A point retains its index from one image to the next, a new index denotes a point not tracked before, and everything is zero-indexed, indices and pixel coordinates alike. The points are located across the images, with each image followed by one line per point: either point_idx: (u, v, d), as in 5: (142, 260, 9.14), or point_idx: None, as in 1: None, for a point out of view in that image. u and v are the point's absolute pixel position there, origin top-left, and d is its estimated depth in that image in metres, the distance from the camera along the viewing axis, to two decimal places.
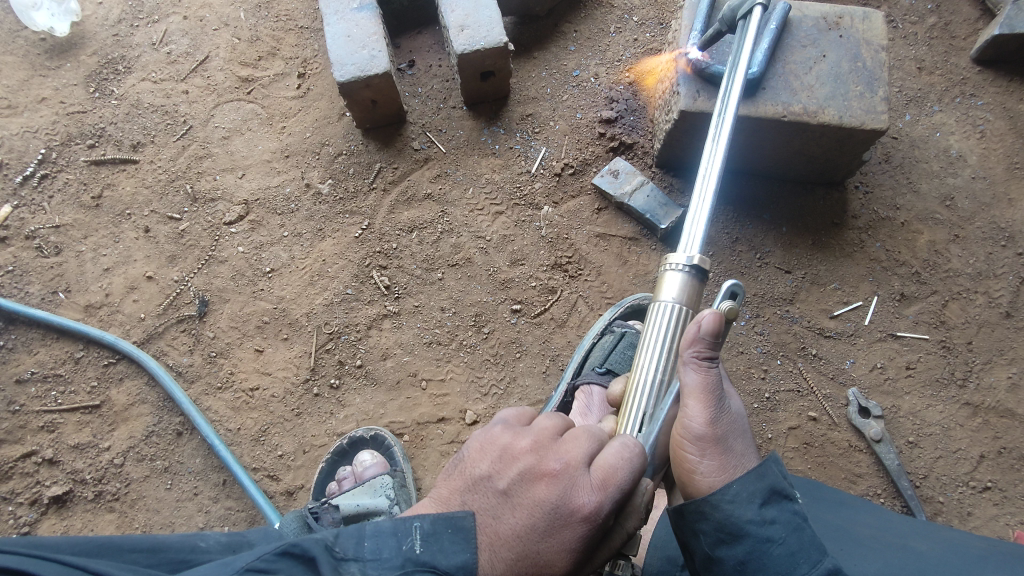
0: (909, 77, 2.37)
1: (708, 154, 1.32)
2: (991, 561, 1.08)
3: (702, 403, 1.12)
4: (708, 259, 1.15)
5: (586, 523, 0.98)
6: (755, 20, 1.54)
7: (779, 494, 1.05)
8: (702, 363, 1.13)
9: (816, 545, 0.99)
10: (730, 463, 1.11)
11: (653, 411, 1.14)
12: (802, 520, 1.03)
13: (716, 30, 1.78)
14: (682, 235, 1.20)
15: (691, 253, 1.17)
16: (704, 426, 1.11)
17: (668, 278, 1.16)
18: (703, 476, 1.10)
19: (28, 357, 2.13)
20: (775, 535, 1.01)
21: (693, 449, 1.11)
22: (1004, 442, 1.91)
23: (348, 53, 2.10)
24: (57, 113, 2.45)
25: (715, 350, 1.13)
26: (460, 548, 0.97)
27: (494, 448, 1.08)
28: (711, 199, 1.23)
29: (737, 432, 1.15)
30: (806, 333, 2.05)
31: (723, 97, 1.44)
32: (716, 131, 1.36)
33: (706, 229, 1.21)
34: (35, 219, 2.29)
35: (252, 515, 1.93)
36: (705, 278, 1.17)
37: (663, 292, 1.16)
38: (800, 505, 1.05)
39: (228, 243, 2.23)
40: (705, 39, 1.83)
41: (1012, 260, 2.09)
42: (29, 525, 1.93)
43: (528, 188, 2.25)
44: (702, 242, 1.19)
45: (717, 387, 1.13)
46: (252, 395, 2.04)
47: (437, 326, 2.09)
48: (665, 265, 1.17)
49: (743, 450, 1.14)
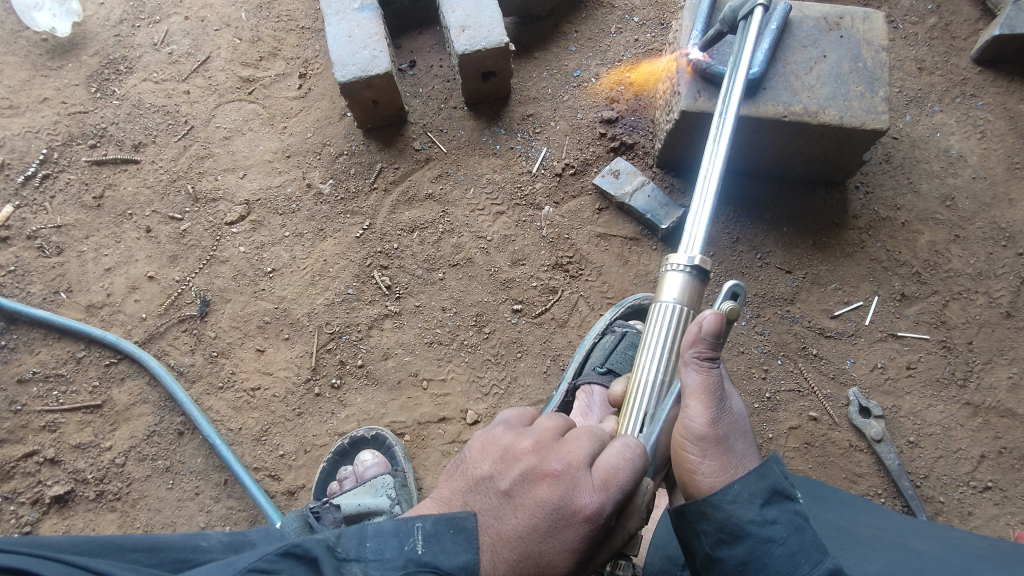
0: (910, 77, 2.38)
1: (709, 154, 1.32)
2: (991, 559, 1.09)
3: (703, 404, 1.12)
4: (709, 259, 1.15)
5: (588, 523, 0.98)
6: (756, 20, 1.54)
7: (780, 494, 1.06)
8: (703, 364, 1.13)
9: (817, 546, 0.99)
10: (731, 464, 1.11)
11: (654, 411, 1.14)
12: (803, 520, 1.03)
13: (717, 31, 1.78)
14: (683, 236, 1.21)
15: (692, 253, 1.17)
16: (706, 426, 1.12)
17: (669, 278, 1.16)
18: (704, 476, 1.11)
19: (29, 357, 2.13)
20: (776, 535, 1.01)
21: (694, 449, 1.11)
22: (1005, 442, 1.91)
23: (349, 53, 2.11)
24: (59, 113, 2.45)
25: (716, 350, 1.13)
26: (462, 549, 0.98)
27: (496, 448, 1.08)
28: (712, 199, 1.23)
29: (738, 433, 1.15)
30: (807, 333, 2.06)
31: (725, 98, 1.45)
32: (717, 131, 1.37)
33: (708, 229, 1.21)
34: (37, 219, 2.29)
35: (253, 514, 1.93)
36: (706, 278, 1.18)
37: (664, 292, 1.16)
38: (801, 505, 1.05)
39: (229, 243, 2.23)
40: (706, 39, 1.83)
41: (1013, 260, 2.10)
42: (30, 524, 1.93)
43: (529, 189, 2.25)
44: (703, 242, 1.19)
45: (718, 387, 1.13)
46: (253, 395, 2.05)
47: (438, 326, 2.10)
48: (665, 265, 1.17)
49: (744, 450, 1.14)
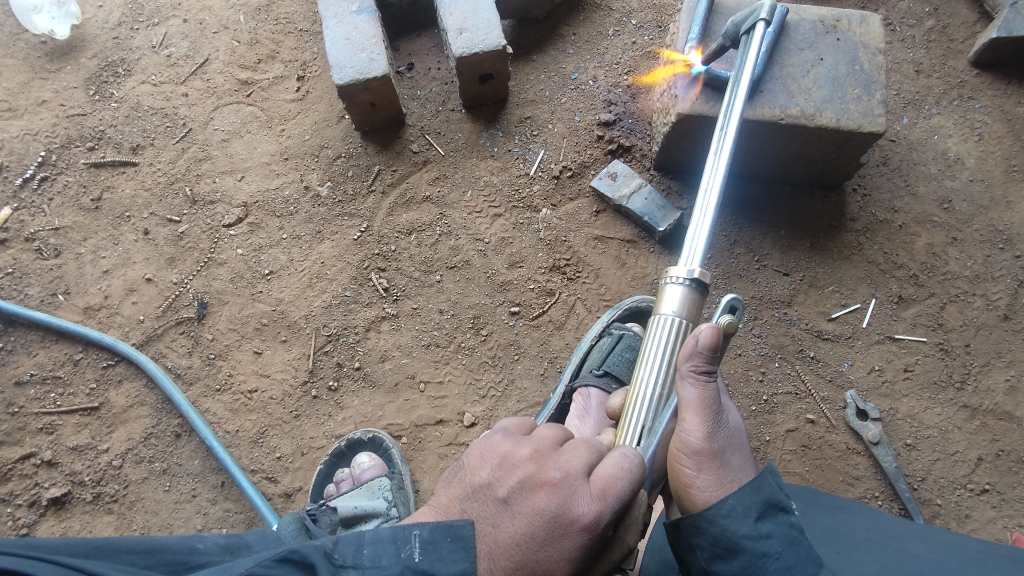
0: (907, 80, 2.38)
1: (712, 164, 1.34)
2: (985, 562, 1.09)
3: (700, 417, 1.11)
4: (708, 272, 1.17)
5: (585, 532, 0.98)
6: (758, 34, 1.60)
7: (774, 507, 1.06)
8: (700, 377, 1.12)
9: (812, 559, 1.00)
10: (727, 478, 1.11)
11: (652, 423, 1.14)
12: (798, 533, 1.03)
13: (719, 45, 1.81)
14: (684, 248, 1.23)
15: (692, 265, 1.19)
16: (702, 440, 1.11)
17: (669, 290, 1.18)
18: (699, 490, 1.10)
19: (27, 359, 2.13)
20: (771, 550, 1.01)
21: (690, 463, 1.11)
22: (1002, 444, 1.91)
23: (347, 56, 2.11)
24: (57, 116, 2.45)
25: (714, 364, 1.12)
26: (459, 557, 0.97)
27: (495, 456, 1.08)
28: (714, 212, 1.24)
29: (734, 446, 1.14)
30: (804, 336, 2.05)
31: (727, 109, 1.48)
32: (718, 146, 1.39)
33: (708, 242, 1.23)
34: (35, 222, 2.30)
35: (251, 516, 1.93)
36: (706, 291, 1.19)
37: (663, 305, 1.18)
38: (796, 518, 1.06)
39: (228, 245, 2.23)
40: (710, 53, 1.84)
41: (1011, 263, 2.09)
42: (28, 527, 1.93)
43: (527, 191, 2.26)
44: (704, 255, 1.21)
45: (715, 401, 1.13)
46: (251, 397, 2.05)
47: (435, 328, 2.10)
48: (666, 278, 1.19)
49: (740, 463, 1.14)
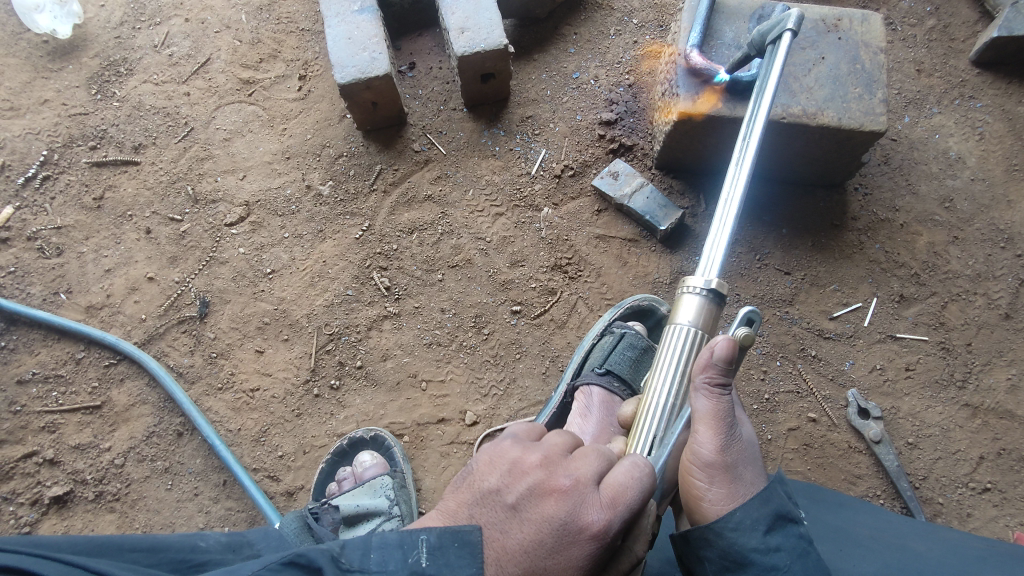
0: (908, 79, 2.38)
1: (731, 178, 1.32)
2: (989, 561, 1.09)
3: (712, 430, 1.12)
4: (725, 283, 1.15)
5: (594, 541, 0.98)
6: (784, 46, 1.49)
7: (784, 519, 1.05)
8: (714, 390, 1.12)
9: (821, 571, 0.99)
10: (740, 492, 1.10)
11: (664, 434, 1.13)
12: (808, 545, 1.03)
13: (746, 53, 1.72)
14: (702, 258, 1.23)
15: (709, 276, 1.18)
16: (714, 453, 1.11)
17: (686, 300, 1.17)
18: (711, 503, 1.10)
19: (30, 357, 2.13)
20: (780, 563, 1.01)
21: (702, 476, 1.11)
22: (1004, 443, 1.91)
23: (348, 55, 2.11)
24: (59, 115, 2.46)
25: (728, 377, 1.12)
26: (466, 563, 0.97)
27: (504, 461, 1.08)
28: (733, 224, 1.25)
29: (747, 460, 1.14)
30: (806, 334, 2.06)
31: (751, 117, 1.44)
32: (739, 155, 1.36)
33: (726, 253, 1.22)
34: (37, 220, 2.30)
35: (253, 515, 1.93)
36: (723, 302, 1.17)
37: (679, 315, 1.16)
38: (805, 528, 1.05)
39: (229, 244, 2.24)
40: (736, 61, 1.76)
41: (1012, 262, 2.10)
42: (30, 525, 1.93)
43: (528, 189, 2.26)
44: (721, 268, 1.20)
45: (728, 414, 1.12)
46: (252, 395, 2.05)
47: (437, 327, 2.10)
48: (683, 287, 1.18)
49: (752, 478, 1.13)
